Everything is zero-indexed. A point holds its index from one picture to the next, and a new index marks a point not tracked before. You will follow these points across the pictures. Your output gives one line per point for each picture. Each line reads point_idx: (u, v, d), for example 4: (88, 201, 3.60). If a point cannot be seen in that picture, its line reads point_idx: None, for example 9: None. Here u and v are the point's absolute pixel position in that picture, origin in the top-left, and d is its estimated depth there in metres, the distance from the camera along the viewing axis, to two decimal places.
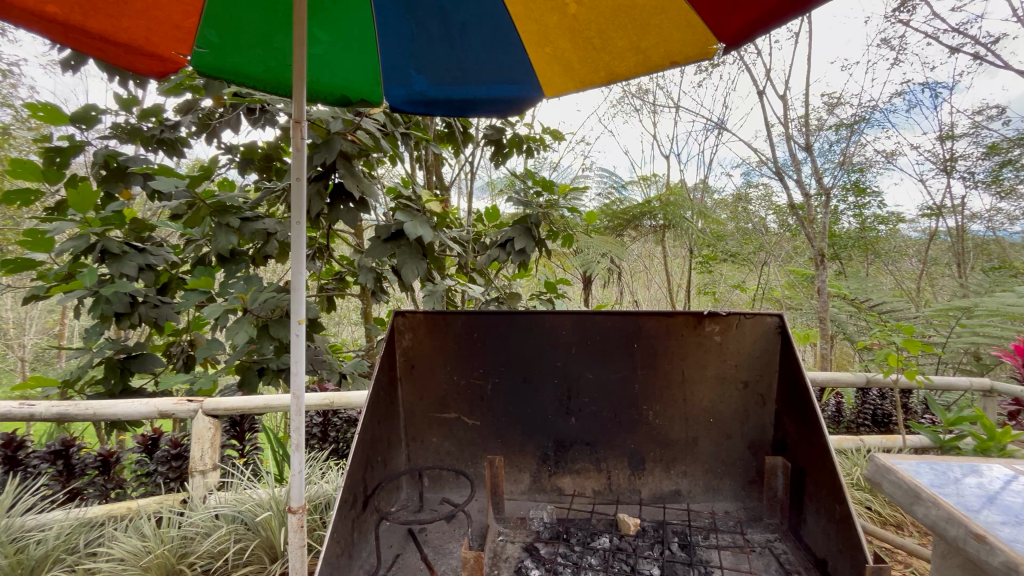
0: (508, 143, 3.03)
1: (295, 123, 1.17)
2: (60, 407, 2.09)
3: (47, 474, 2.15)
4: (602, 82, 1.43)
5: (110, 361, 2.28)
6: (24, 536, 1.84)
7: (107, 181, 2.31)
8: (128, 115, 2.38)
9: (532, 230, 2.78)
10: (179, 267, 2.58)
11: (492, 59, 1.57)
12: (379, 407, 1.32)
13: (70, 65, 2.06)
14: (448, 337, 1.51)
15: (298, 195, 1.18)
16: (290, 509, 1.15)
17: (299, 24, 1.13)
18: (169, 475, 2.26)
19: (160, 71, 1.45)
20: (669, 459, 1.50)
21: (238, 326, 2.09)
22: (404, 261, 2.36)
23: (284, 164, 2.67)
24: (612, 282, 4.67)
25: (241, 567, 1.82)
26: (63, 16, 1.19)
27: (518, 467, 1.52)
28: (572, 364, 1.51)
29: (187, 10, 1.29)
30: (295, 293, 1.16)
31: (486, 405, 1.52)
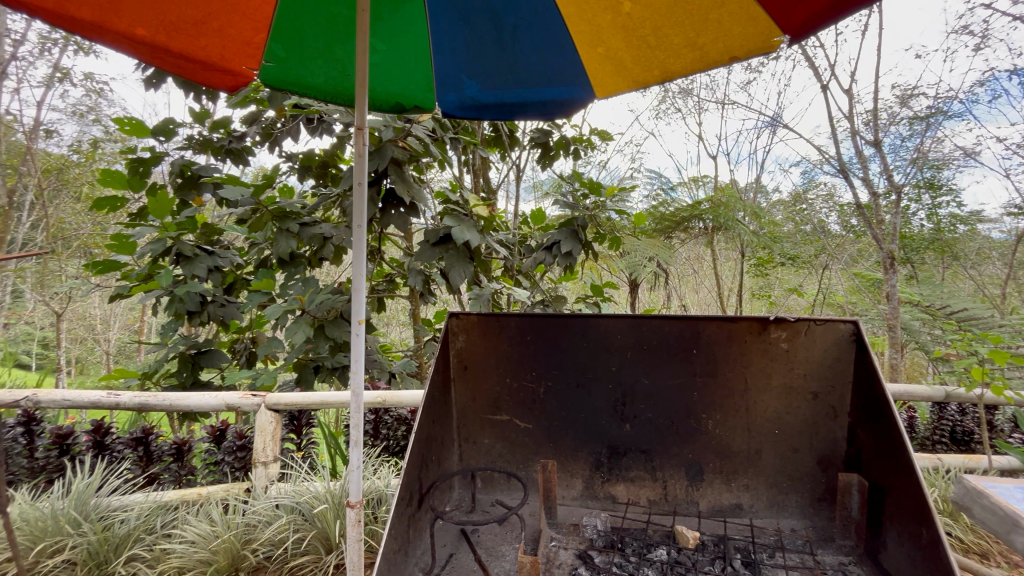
0: (555, 145, 3.02)
1: (358, 130, 1.21)
2: (140, 397, 2.26)
3: (130, 458, 2.35)
4: (656, 80, 1.39)
5: (183, 356, 2.45)
6: (110, 515, 2.01)
7: (182, 188, 2.49)
8: (202, 128, 2.55)
9: (579, 233, 2.75)
10: (244, 269, 2.73)
11: (544, 62, 1.56)
12: (434, 406, 1.33)
13: (152, 83, 2.24)
14: (501, 339, 1.51)
15: (360, 200, 1.21)
16: (349, 503, 1.18)
17: (364, 32, 1.18)
18: (235, 464, 2.40)
19: (231, 87, 1.51)
20: (729, 471, 1.43)
21: (297, 326, 2.22)
22: (452, 264, 2.41)
23: (339, 171, 2.78)
24: (659, 286, 4.54)
25: (299, 556, 1.91)
26: (150, 36, 1.28)
27: (570, 473, 1.50)
28: (628, 369, 1.48)
29: (258, 26, 1.37)
30: (356, 295, 1.20)
31: (539, 408, 1.52)
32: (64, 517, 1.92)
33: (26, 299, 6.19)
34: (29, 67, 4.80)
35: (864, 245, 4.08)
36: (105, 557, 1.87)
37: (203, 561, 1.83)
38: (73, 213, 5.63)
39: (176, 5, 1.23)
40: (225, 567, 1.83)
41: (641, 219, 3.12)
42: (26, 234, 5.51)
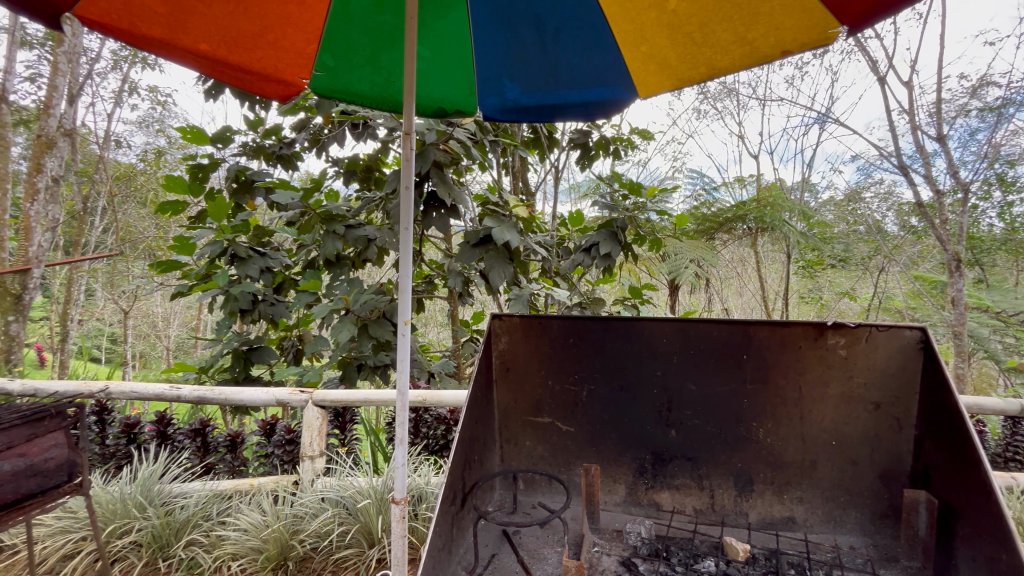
0: (595, 145, 2.99)
1: (405, 135, 1.25)
2: (199, 391, 2.39)
3: (189, 448, 2.49)
4: (702, 78, 1.35)
5: (236, 351, 2.58)
6: (171, 501, 2.13)
7: (237, 193, 2.62)
8: (255, 135, 2.68)
9: (619, 234, 2.71)
10: (293, 269, 2.85)
11: (587, 63, 1.54)
12: (477, 406, 1.35)
13: (211, 93, 2.38)
14: (543, 341, 1.51)
15: (406, 202, 1.24)
16: (394, 499, 1.21)
17: (411, 38, 1.20)
18: (284, 457, 2.49)
19: (284, 97, 1.57)
20: (782, 482, 1.38)
21: (342, 325, 2.31)
22: (492, 265, 2.42)
23: (383, 174, 2.85)
24: (700, 289, 4.41)
25: (344, 548, 1.97)
26: (211, 50, 1.35)
27: (613, 478, 1.47)
28: (674, 374, 1.44)
29: (309, 38, 1.42)
30: (402, 296, 1.22)
31: (581, 411, 1.50)
32: (131, 501, 2.06)
33: (98, 297, 6.73)
34: (103, 81, 5.22)
35: (926, 245, 3.89)
36: (167, 540, 2.00)
37: (255, 549, 1.94)
38: (139, 216, 6.06)
39: (236, 20, 1.30)
40: (275, 555, 1.92)
41: (683, 220, 3.04)
42: (98, 237, 5.98)
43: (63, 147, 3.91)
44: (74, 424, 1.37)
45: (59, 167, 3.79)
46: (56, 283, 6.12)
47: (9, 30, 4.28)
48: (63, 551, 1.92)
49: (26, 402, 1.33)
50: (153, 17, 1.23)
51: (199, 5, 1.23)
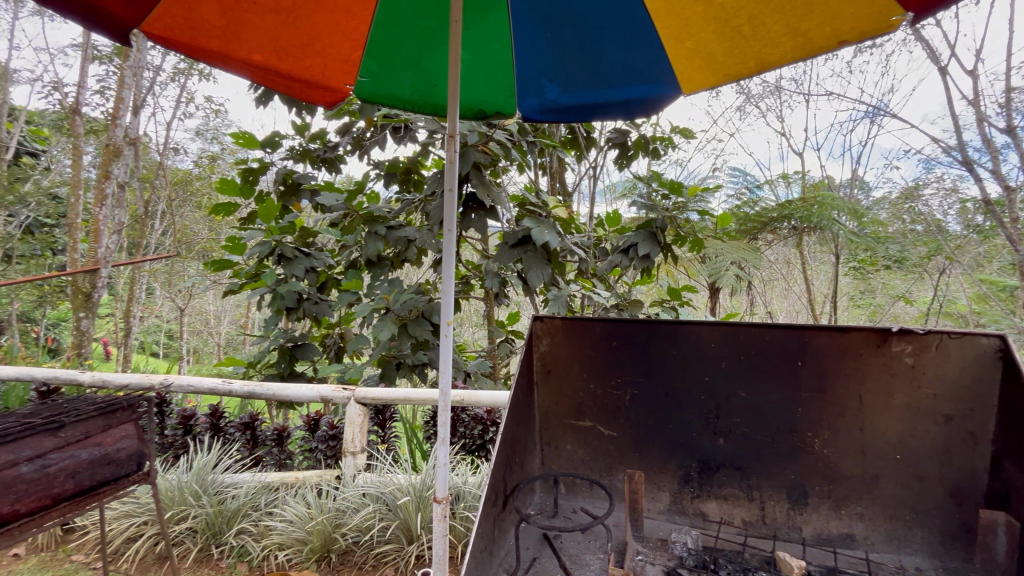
0: (634, 145, 2.92)
1: (450, 137, 1.26)
2: (249, 386, 2.49)
3: (240, 441, 2.61)
4: (751, 73, 1.29)
5: (283, 348, 2.69)
6: (223, 490, 2.23)
7: (284, 195, 2.72)
8: (301, 140, 2.78)
9: (659, 235, 2.66)
10: (336, 269, 2.93)
11: (631, 60, 1.51)
12: (518, 408, 1.34)
13: (262, 101, 2.48)
14: (586, 344, 1.49)
15: (450, 204, 1.25)
16: (436, 498, 1.22)
17: (456, 40, 1.21)
18: (328, 452, 2.56)
19: (329, 105, 1.61)
20: (840, 496, 1.30)
21: (383, 323, 2.39)
22: (529, 266, 2.42)
23: (421, 177, 2.89)
24: (741, 291, 4.27)
25: (384, 543, 2.02)
26: (264, 60, 1.40)
27: (657, 485, 1.43)
28: (723, 380, 1.40)
29: (354, 44, 1.46)
30: (446, 297, 1.23)
31: (624, 415, 1.47)
32: (187, 489, 2.18)
33: (157, 296, 7.19)
34: (163, 92, 5.54)
35: (994, 246, 3.56)
36: (220, 527, 2.11)
37: (300, 540, 2.02)
38: (194, 219, 6.42)
39: (286, 30, 1.35)
40: (318, 547, 2.00)
41: (725, 220, 2.93)
42: (158, 239, 6.38)
43: (129, 155, 4.18)
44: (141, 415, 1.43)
45: (126, 174, 4.06)
46: (121, 282, 6.56)
47: (83, 47, 4.62)
48: (127, 533, 2.05)
49: (102, 394, 1.43)
50: (212, 30, 1.29)
51: (251, 16, 1.28)
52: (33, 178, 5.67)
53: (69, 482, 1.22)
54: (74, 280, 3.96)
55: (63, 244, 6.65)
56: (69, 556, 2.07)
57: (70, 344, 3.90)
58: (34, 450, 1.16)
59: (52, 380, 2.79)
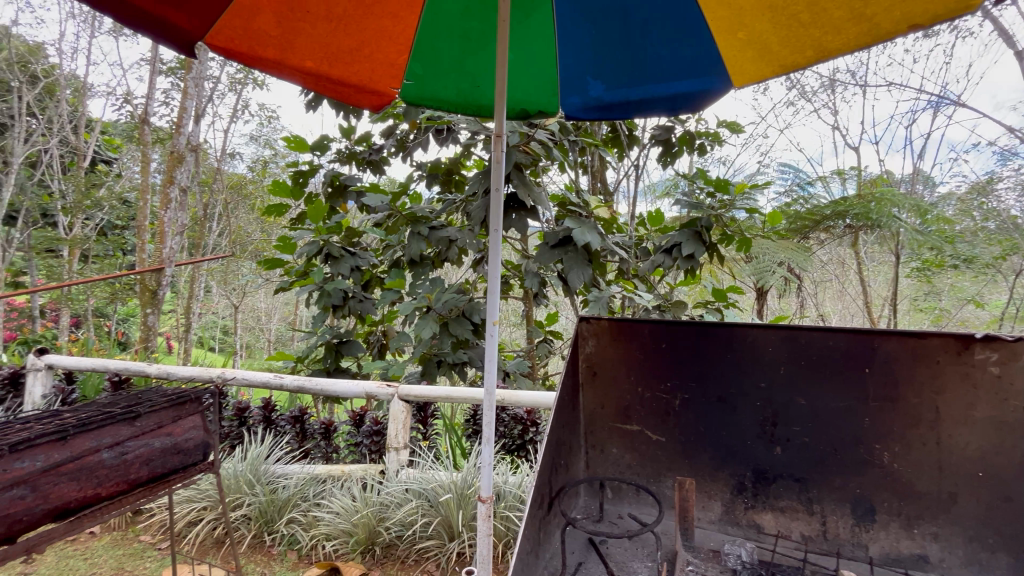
0: (678, 141, 2.83)
1: (496, 137, 1.26)
2: (300, 381, 2.58)
3: (290, 433, 2.72)
4: (809, 62, 1.22)
5: (329, 343, 2.78)
6: (274, 480, 2.33)
7: (331, 196, 2.81)
8: (348, 143, 2.86)
9: (703, 234, 2.57)
10: (379, 268, 3.00)
11: (682, 55, 1.46)
12: (564, 409, 1.31)
13: (312, 105, 2.57)
14: (634, 346, 1.45)
15: (496, 205, 1.26)
16: (481, 497, 1.23)
17: (503, 38, 1.21)
18: (372, 447, 2.62)
19: (376, 108, 1.63)
20: (911, 515, 1.22)
21: (424, 322, 2.43)
22: (570, 267, 2.39)
23: (462, 177, 2.91)
24: (791, 293, 4.08)
25: (426, 539, 2.06)
26: (316, 67, 1.44)
27: (708, 494, 1.37)
28: (781, 386, 1.34)
29: (401, 48, 1.48)
30: (491, 296, 1.24)
31: (673, 420, 1.42)
32: (242, 478, 2.29)
33: (214, 294, 7.62)
34: (222, 101, 5.88)
35: None
36: (272, 515, 2.20)
37: (346, 531, 2.09)
38: (248, 220, 6.75)
39: (337, 36, 1.38)
40: (363, 539, 2.06)
41: (776, 219, 2.80)
42: (215, 240, 6.76)
43: (191, 161, 4.44)
44: (207, 408, 1.51)
45: (188, 179, 4.31)
46: (182, 280, 7.00)
47: (151, 61, 4.96)
48: (188, 517, 2.18)
49: (171, 387, 1.52)
50: (268, 39, 1.34)
51: (304, 25, 1.33)
52: (107, 184, 6.12)
53: (143, 469, 1.29)
54: (142, 278, 4.25)
55: (132, 244, 7.15)
56: (138, 536, 2.23)
57: (138, 338, 4.17)
58: (113, 438, 1.24)
59: (123, 371, 3.00)
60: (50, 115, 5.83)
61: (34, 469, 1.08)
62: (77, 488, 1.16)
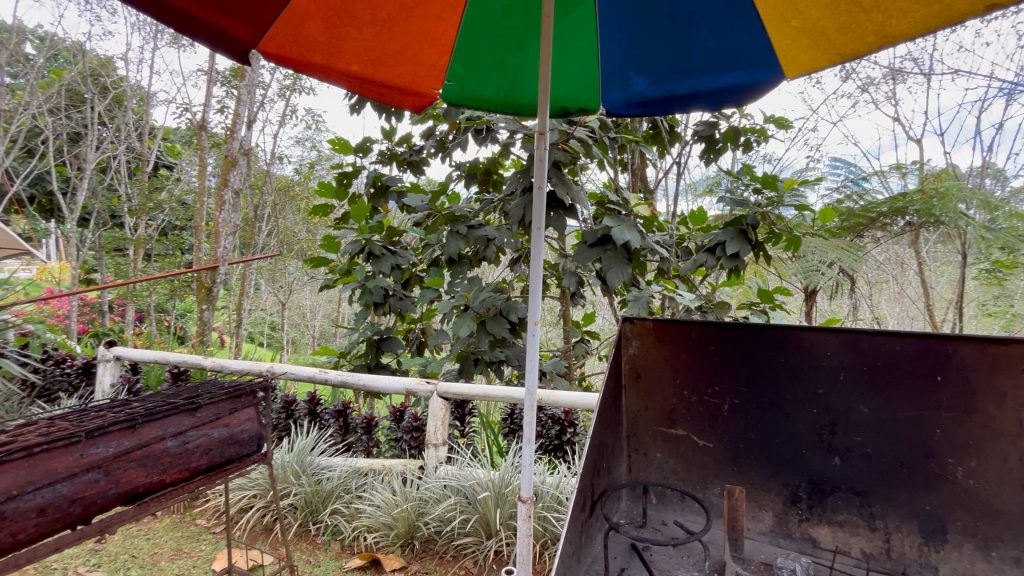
0: (723, 137, 2.72)
1: (540, 135, 1.25)
2: (343, 376, 2.66)
3: (334, 426, 2.80)
4: (870, 49, 1.14)
5: (370, 340, 2.85)
6: (318, 472, 2.41)
7: (374, 197, 2.87)
8: (390, 144, 2.92)
9: (749, 233, 2.46)
10: (419, 267, 3.05)
11: (732, 45, 1.39)
12: (607, 411, 1.29)
13: (355, 108, 2.64)
14: (680, 348, 1.41)
15: (539, 203, 1.25)
16: (521, 497, 1.22)
17: (546, 35, 1.20)
18: (411, 443, 2.65)
19: (417, 109, 1.63)
20: (988, 536, 1.12)
21: (462, 320, 2.44)
22: (609, 266, 2.34)
23: (500, 176, 2.92)
24: (843, 294, 3.87)
25: (464, 535, 2.08)
26: (361, 71, 1.46)
27: (759, 503, 1.31)
28: (841, 393, 1.27)
29: (443, 49, 1.50)
30: (532, 296, 1.22)
31: (722, 425, 1.37)
32: (289, 468, 2.37)
33: (263, 291, 7.97)
34: (272, 107, 6.15)
35: None
36: (317, 505, 2.29)
37: (387, 524, 2.13)
38: (294, 221, 7.01)
39: (381, 40, 1.40)
40: (403, 533, 2.10)
41: (828, 216, 2.65)
42: (265, 240, 7.08)
43: (243, 165, 4.66)
44: (261, 402, 1.57)
45: (240, 182, 4.53)
46: (234, 278, 7.38)
47: (208, 72, 5.25)
48: (240, 504, 2.29)
49: (227, 380, 1.59)
50: (316, 45, 1.38)
51: (351, 29, 1.36)
52: (168, 188, 6.53)
53: (203, 458, 1.36)
54: (199, 277, 4.50)
55: (190, 244, 7.59)
56: (194, 519, 2.36)
57: (195, 332, 4.41)
58: (177, 427, 1.31)
59: (182, 364, 3.19)
60: (118, 124, 6.27)
61: (107, 455, 1.15)
62: (145, 474, 1.23)
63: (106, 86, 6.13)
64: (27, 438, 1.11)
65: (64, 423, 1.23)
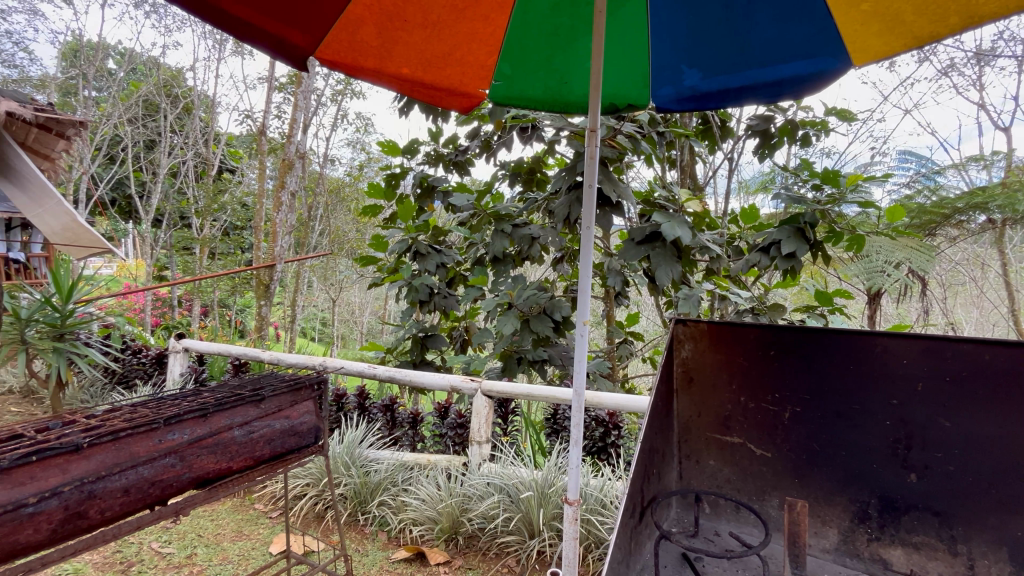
0: (779, 131, 2.59)
1: (591, 132, 1.23)
2: (390, 371, 2.73)
3: (381, 420, 2.88)
4: (953, 31, 1.04)
5: (415, 337, 2.91)
6: (366, 464, 2.49)
7: (420, 197, 2.93)
8: (437, 145, 2.97)
9: (807, 231, 2.33)
10: (463, 265, 3.10)
11: (794, 34, 1.32)
12: (659, 416, 1.25)
13: (404, 110, 2.70)
14: (737, 352, 1.36)
15: (589, 201, 1.23)
16: (567, 499, 1.21)
17: (598, 32, 1.18)
18: (456, 439, 2.69)
19: (465, 110, 1.64)
20: None
21: (506, 318, 2.44)
22: (658, 264, 2.27)
23: (545, 175, 2.90)
24: (913, 298, 3.59)
25: (508, 533, 2.09)
26: (411, 74, 1.49)
27: (823, 519, 1.24)
28: (918, 405, 1.17)
29: (491, 50, 1.50)
30: (582, 295, 1.21)
31: (781, 434, 1.30)
32: (340, 459, 2.46)
33: (315, 288, 8.33)
34: (325, 112, 6.41)
35: None
36: (365, 497, 2.36)
37: (432, 518, 2.17)
38: (345, 221, 7.26)
39: (431, 43, 1.43)
40: (447, 528, 2.14)
41: (898, 215, 2.47)
42: (317, 240, 7.39)
43: (299, 168, 4.88)
44: (319, 395, 1.64)
45: (296, 184, 4.76)
46: (289, 275, 7.77)
47: (268, 79, 5.54)
48: (295, 491, 2.40)
49: (286, 374, 1.67)
50: (369, 50, 1.42)
51: (402, 33, 1.38)
52: (230, 191, 6.95)
53: (266, 448, 1.42)
54: (258, 274, 4.75)
55: (250, 243, 8.05)
56: (253, 504, 2.49)
57: (255, 326, 4.67)
58: (243, 417, 1.39)
59: (243, 356, 3.38)
60: (187, 131, 6.72)
61: (182, 441, 1.24)
62: (215, 461, 1.30)
63: (177, 96, 6.60)
64: (113, 422, 1.21)
65: (144, 410, 1.33)
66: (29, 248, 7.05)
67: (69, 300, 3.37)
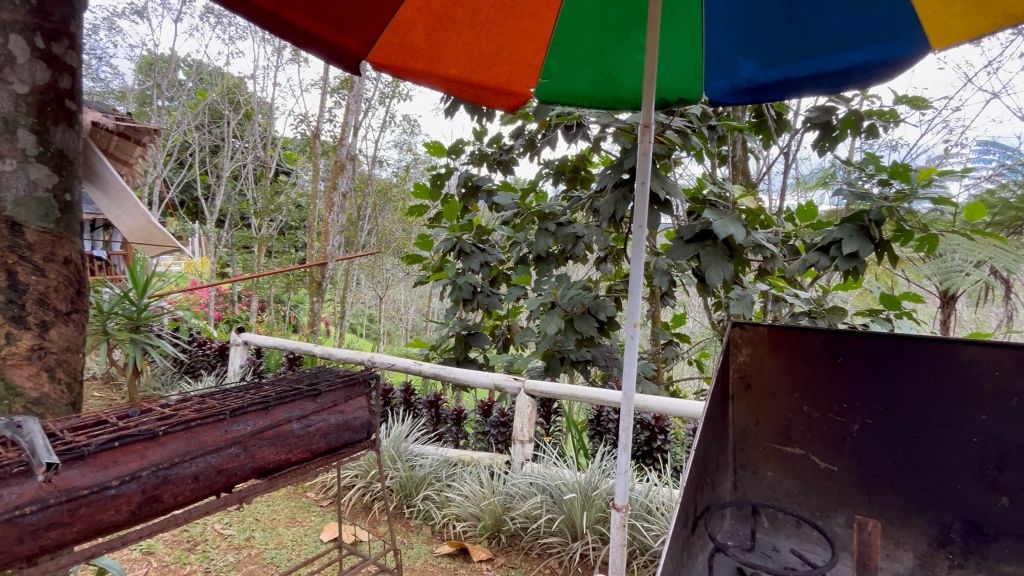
0: (841, 123, 2.41)
1: (643, 127, 1.19)
2: (435, 368, 2.76)
3: (426, 416, 2.94)
4: None
5: (459, 335, 2.94)
6: (411, 458, 2.54)
7: (465, 196, 2.95)
8: (481, 144, 2.98)
9: (873, 229, 2.16)
10: (506, 264, 3.11)
11: (865, 17, 1.22)
12: (713, 423, 1.20)
13: (449, 111, 2.73)
14: (799, 357, 1.28)
15: (642, 200, 1.19)
16: (615, 505, 1.18)
17: (654, 26, 1.14)
18: (499, 437, 2.69)
19: (511, 109, 1.63)
20: None
21: (550, 317, 2.41)
22: (708, 264, 2.18)
23: (589, 173, 2.86)
24: (994, 302, 3.28)
25: (551, 534, 2.08)
26: (459, 74, 1.50)
27: (896, 541, 1.15)
28: (1011, 421, 1.07)
29: (539, 47, 1.49)
30: (633, 297, 1.18)
31: (850, 448, 1.22)
32: (386, 453, 2.53)
33: (363, 285, 8.62)
34: (374, 114, 6.61)
35: None
36: (411, 490, 2.41)
37: (474, 515, 2.19)
38: (392, 221, 7.47)
39: (478, 42, 1.43)
40: (490, 525, 2.15)
41: (979, 212, 2.25)
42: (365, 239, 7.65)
43: (349, 169, 5.05)
44: (369, 391, 1.69)
45: (347, 185, 4.92)
46: (339, 273, 8.08)
47: (321, 84, 5.77)
48: (345, 481, 2.48)
49: (338, 370, 1.72)
50: (418, 52, 1.44)
51: (451, 33, 1.39)
52: (286, 192, 7.30)
53: (321, 441, 1.48)
54: (310, 272, 4.96)
55: (303, 242, 8.44)
56: (305, 492, 2.61)
57: (307, 321, 4.89)
58: (301, 411, 1.44)
59: (296, 350, 3.53)
60: (248, 135, 7.10)
61: (245, 432, 1.30)
62: (275, 452, 1.36)
63: (239, 102, 6.99)
64: (184, 412, 1.29)
65: (211, 401, 1.41)
66: (110, 247, 7.71)
67: (144, 294, 3.64)
